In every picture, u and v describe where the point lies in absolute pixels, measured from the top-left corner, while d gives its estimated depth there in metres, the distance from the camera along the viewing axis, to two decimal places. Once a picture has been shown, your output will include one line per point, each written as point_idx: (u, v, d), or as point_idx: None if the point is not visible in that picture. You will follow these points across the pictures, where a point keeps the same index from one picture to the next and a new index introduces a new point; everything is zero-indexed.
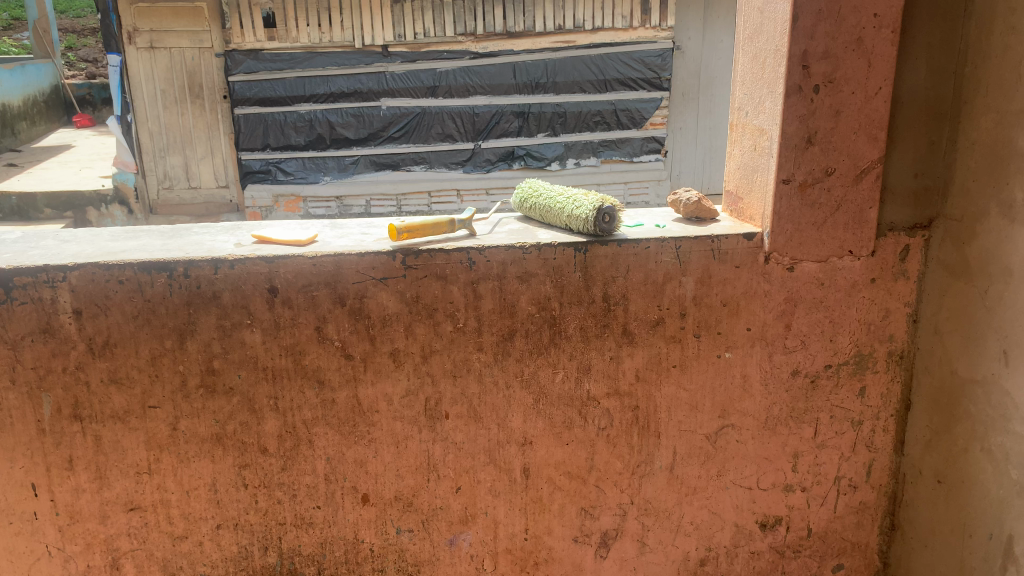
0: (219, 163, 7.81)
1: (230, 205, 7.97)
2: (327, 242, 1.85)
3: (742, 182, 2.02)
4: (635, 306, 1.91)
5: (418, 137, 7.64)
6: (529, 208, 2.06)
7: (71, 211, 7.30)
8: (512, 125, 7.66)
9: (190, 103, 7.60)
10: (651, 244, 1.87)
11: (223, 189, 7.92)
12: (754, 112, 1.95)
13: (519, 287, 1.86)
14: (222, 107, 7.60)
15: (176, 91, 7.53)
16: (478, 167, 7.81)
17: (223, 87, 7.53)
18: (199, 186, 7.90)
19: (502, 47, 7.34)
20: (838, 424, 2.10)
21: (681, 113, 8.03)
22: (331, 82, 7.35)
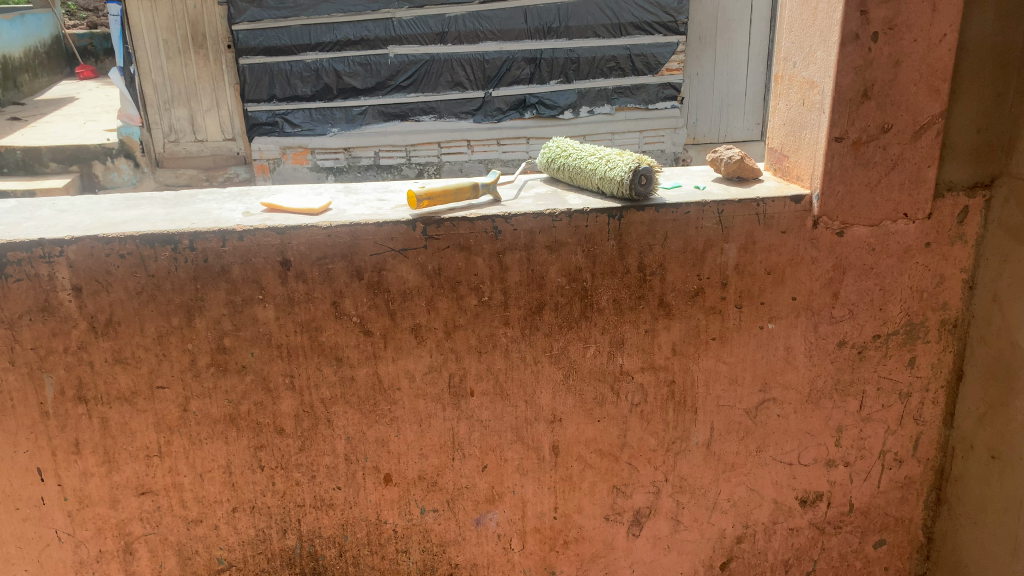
0: (224, 115, 7.66)
1: (236, 157, 7.82)
2: (342, 211, 1.72)
3: (787, 139, 1.87)
4: (673, 276, 1.79)
5: (427, 86, 7.39)
6: (555, 168, 1.92)
7: (77, 165, 7.21)
8: (524, 71, 7.40)
9: (193, 53, 7.41)
10: (691, 209, 1.75)
11: (229, 141, 7.78)
12: (802, 63, 1.78)
13: (548, 257, 1.74)
14: (227, 57, 7.42)
15: (178, 41, 7.34)
16: (489, 117, 7.60)
17: (227, 36, 7.33)
18: (204, 138, 7.76)
19: None
20: (885, 397, 1.98)
21: (698, 58, 7.82)
22: (337, 31, 7.08)
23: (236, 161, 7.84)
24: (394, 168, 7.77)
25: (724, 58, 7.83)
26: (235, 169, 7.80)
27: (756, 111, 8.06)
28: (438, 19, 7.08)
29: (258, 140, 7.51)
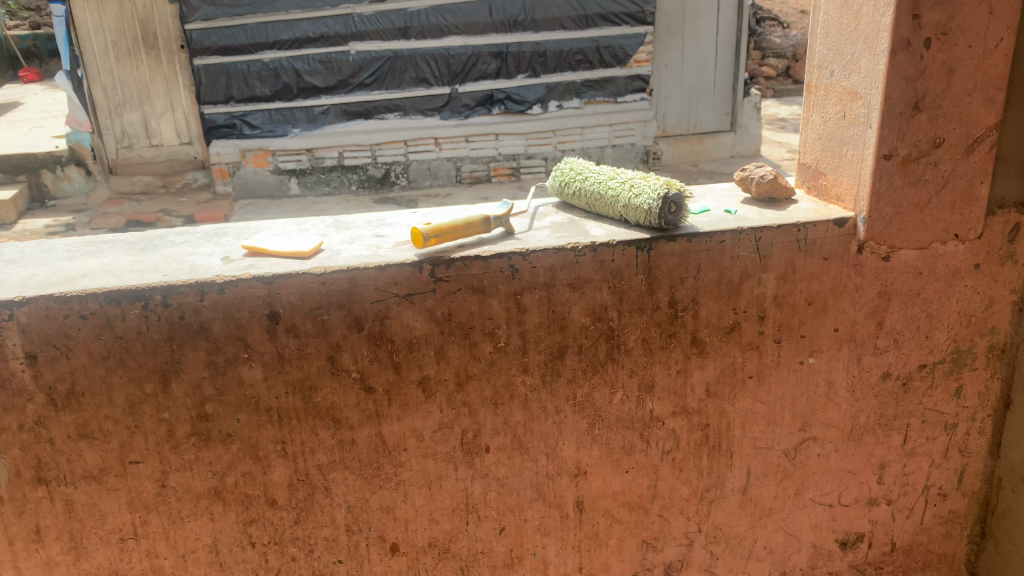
0: (179, 117, 7.12)
1: (194, 161, 7.28)
2: (336, 252, 1.51)
3: (824, 155, 1.70)
4: (707, 311, 1.62)
5: (391, 83, 6.69)
6: (570, 193, 1.73)
7: (25, 175, 6.90)
8: (491, 66, 6.71)
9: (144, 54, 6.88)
10: (727, 236, 1.57)
11: (186, 145, 7.25)
12: (842, 71, 1.61)
13: (570, 296, 1.55)
14: (180, 58, 6.89)
15: (127, 42, 6.83)
16: (456, 113, 6.88)
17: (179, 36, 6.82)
18: (159, 142, 7.23)
19: None
20: (930, 429, 1.83)
21: (666, 49, 7.08)
22: (296, 28, 6.42)
23: (194, 165, 7.30)
24: (358, 170, 7.00)
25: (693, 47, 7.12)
26: (192, 173, 7.27)
27: (726, 100, 7.37)
28: (400, 13, 6.40)
29: (215, 143, 6.80)
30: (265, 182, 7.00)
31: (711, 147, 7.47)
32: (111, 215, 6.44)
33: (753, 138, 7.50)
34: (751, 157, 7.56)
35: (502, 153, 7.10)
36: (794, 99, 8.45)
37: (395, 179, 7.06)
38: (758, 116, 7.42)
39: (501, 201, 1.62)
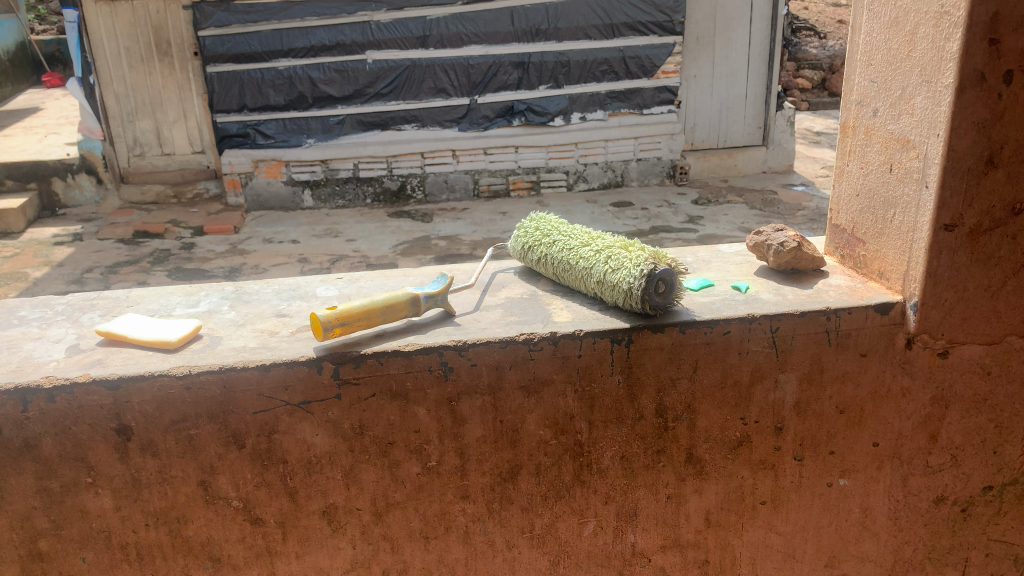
0: (196, 124, 4.89)
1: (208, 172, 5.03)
2: (217, 343, 1.16)
3: (864, 217, 1.31)
4: (707, 420, 1.24)
5: (408, 93, 4.75)
6: (533, 259, 1.34)
7: (35, 182, 4.83)
8: (510, 77, 4.78)
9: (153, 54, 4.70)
10: (733, 326, 1.20)
11: (200, 152, 4.99)
12: (890, 112, 1.23)
13: (523, 403, 1.18)
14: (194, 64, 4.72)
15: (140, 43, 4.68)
16: (476, 123, 4.89)
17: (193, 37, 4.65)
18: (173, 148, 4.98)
19: None
20: (997, 566, 1.41)
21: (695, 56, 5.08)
22: (311, 35, 4.54)
23: (208, 174, 5.01)
24: (374, 183, 4.96)
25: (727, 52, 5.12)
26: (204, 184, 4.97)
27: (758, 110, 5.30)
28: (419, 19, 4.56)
29: (226, 152, 4.77)
30: (279, 195, 4.95)
31: (744, 167, 5.38)
32: (117, 225, 4.52)
33: (786, 154, 5.40)
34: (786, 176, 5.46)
35: (523, 165, 5.05)
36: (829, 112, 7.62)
37: (412, 195, 5.01)
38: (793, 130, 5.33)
39: (438, 275, 1.24)
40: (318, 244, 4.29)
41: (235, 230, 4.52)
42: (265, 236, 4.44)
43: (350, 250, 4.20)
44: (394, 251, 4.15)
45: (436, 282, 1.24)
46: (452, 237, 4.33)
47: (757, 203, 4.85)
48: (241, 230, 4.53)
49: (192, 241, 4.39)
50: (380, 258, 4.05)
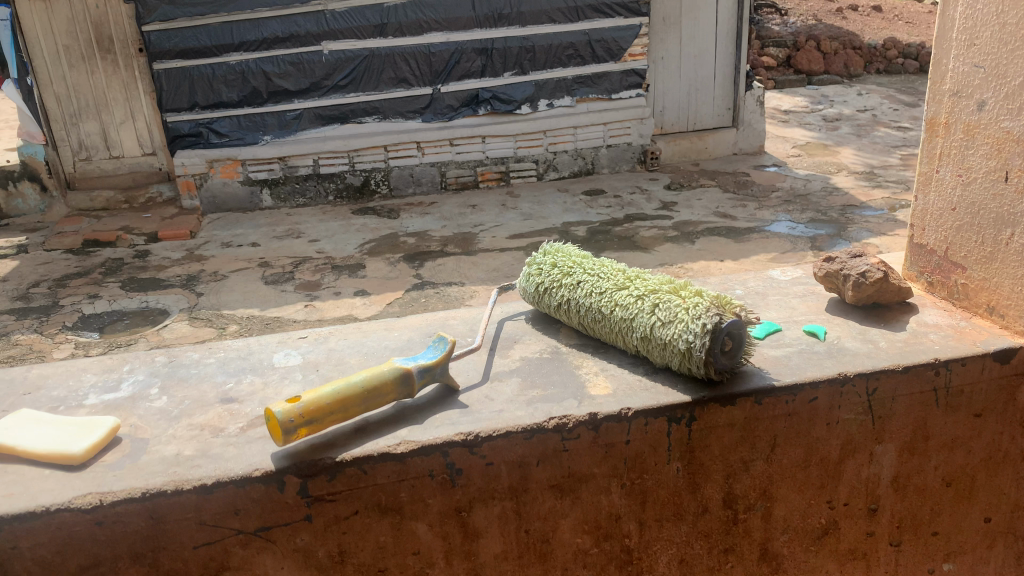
0: (147, 123, 3.56)
1: (161, 174, 3.68)
2: (140, 454, 0.85)
3: (968, 239, 1.04)
4: (785, 508, 0.98)
5: (369, 85, 3.47)
6: (555, 307, 1.05)
7: None
8: (474, 65, 3.53)
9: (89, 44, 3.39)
10: (820, 390, 0.92)
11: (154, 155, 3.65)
12: (1010, 108, 0.95)
13: (555, 505, 0.90)
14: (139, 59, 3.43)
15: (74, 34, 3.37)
16: (441, 116, 3.59)
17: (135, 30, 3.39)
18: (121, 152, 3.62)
19: None
20: None
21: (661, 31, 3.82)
22: (263, 26, 3.30)
23: (165, 182, 3.68)
24: (337, 180, 3.61)
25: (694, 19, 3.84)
26: (158, 188, 3.64)
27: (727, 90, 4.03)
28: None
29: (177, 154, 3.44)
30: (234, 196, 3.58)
31: (715, 151, 4.09)
32: (64, 235, 3.28)
33: (756, 134, 4.11)
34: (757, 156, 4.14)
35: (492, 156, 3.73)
36: (798, 91, 5.72)
37: (376, 191, 3.67)
38: (761, 111, 4.06)
39: (438, 338, 0.94)
40: (278, 247, 3.16)
41: (193, 236, 3.29)
42: (223, 240, 3.24)
43: (313, 251, 3.10)
44: (361, 251, 3.09)
45: (434, 350, 0.94)
46: (422, 234, 3.23)
47: (729, 187, 3.69)
48: (200, 235, 3.30)
49: (143, 250, 3.18)
50: (347, 259, 2.99)
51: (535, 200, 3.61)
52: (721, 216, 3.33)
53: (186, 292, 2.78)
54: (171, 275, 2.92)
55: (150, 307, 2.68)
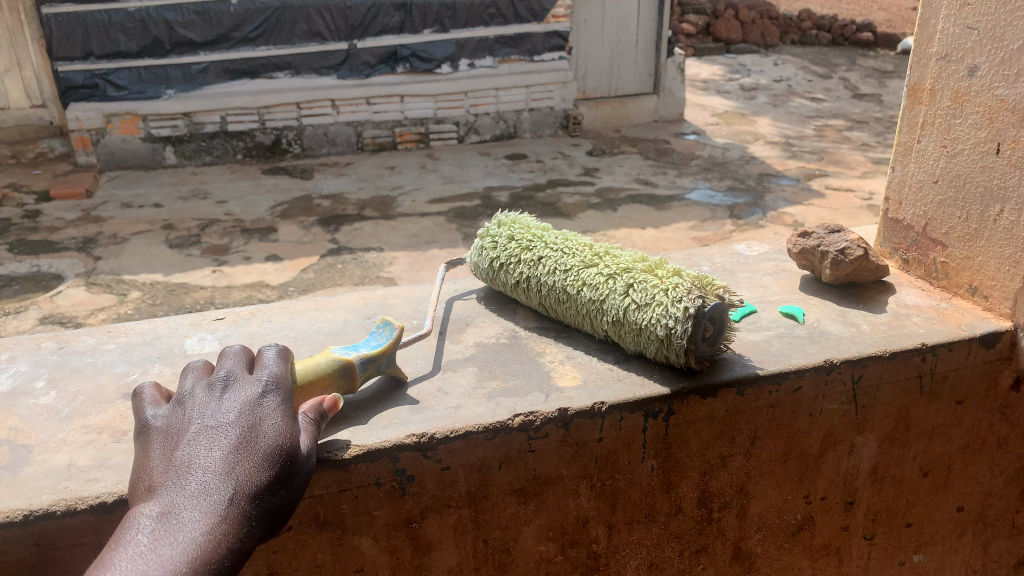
0: (36, 74, 3.24)
1: (52, 128, 3.38)
2: (19, 466, 0.70)
3: (949, 216, 0.98)
4: (762, 504, 0.91)
5: (280, 38, 3.23)
6: (514, 288, 0.94)
7: None
8: (392, 20, 3.33)
9: None
10: (806, 379, 0.84)
11: (45, 107, 3.35)
12: (1008, 77, 0.88)
13: (518, 510, 0.80)
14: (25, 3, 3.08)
15: None
16: (357, 73, 3.38)
17: None
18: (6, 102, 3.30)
19: None
20: None
21: None
22: None
23: (57, 137, 3.38)
24: (246, 138, 3.36)
25: None
26: (48, 143, 3.33)
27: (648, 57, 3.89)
28: None
29: (70, 106, 3.14)
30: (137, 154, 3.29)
31: (636, 117, 3.97)
32: None
33: (677, 101, 4.00)
34: (676, 123, 4.04)
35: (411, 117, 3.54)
36: (716, 58, 5.70)
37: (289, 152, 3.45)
38: (683, 78, 3.94)
39: (383, 326, 0.81)
40: (183, 208, 2.92)
41: (89, 195, 3.01)
42: (122, 201, 2.98)
43: (220, 214, 2.88)
44: (273, 213, 2.89)
45: (378, 337, 0.81)
46: (337, 196, 3.05)
47: (650, 153, 3.62)
48: (97, 195, 3.02)
49: (32, 211, 2.88)
50: (257, 222, 2.79)
51: (456, 163, 3.46)
52: (642, 183, 3.26)
53: (82, 255, 2.53)
54: (61, 238, 2.66)
55: (41, 273, 2.43)
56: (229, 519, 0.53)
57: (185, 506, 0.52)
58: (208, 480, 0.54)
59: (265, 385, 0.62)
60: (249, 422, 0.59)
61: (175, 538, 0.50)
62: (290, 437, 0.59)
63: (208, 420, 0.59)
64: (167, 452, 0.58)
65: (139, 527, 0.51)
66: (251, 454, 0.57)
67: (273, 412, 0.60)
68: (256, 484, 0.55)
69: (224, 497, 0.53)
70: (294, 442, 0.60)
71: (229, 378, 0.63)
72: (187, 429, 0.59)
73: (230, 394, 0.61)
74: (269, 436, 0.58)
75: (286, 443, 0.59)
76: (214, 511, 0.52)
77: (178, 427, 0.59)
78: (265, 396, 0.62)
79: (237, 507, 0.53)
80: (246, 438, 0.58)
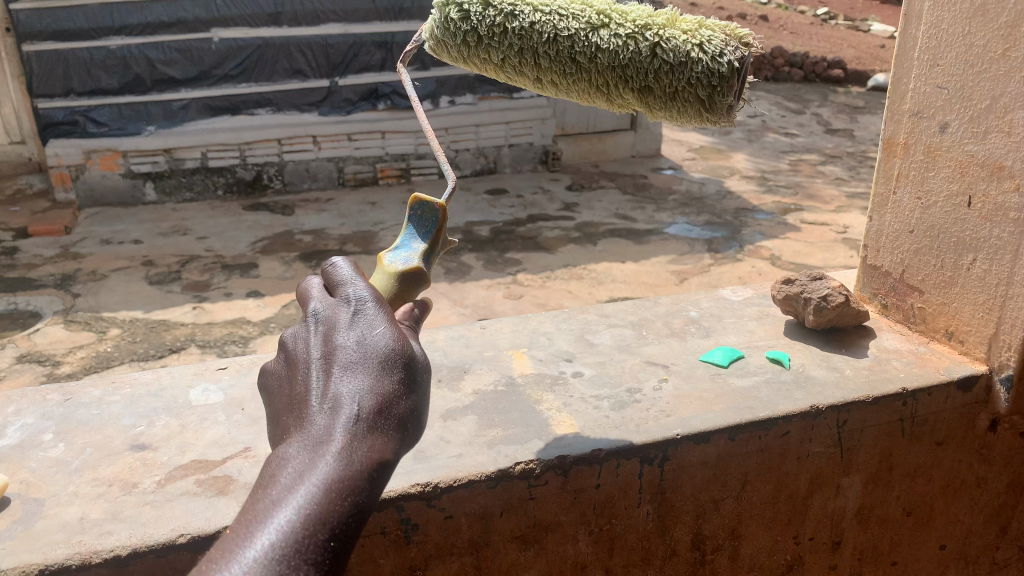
0: (16, 112, 3.32)
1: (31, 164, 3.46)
2: (33, 519, 0.71)
3: (924, 264, 1.03)
4: (752, 545, 0.93)
5: (261, 75, 3.27)
6: (484, 60, 0.71)
7: None
8: (373, 58, 3.37)
9: None
10: (794, 424, 0.88)
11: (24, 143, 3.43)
12: (977, 134, 0.93)
13: (519, 556, 0.82)
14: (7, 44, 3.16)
15: None
16: (338, 110, 3.41)
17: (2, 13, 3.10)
18: None
19: None
20: None
21: None
22: (146, 9, 3.05)
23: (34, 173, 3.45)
24: (227, 174, 3.37)
25: None
26: (27, 179, 3.40)
27: None
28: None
29: (50, 142, 3.13)
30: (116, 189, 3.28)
31: (614, 152, 4.03)
32: None
33: (654, 137, 4.08)
34: (654, 158, 4.11)
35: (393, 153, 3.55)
36: None
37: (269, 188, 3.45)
38: (659, 114, 4.04)
39: (423, 205, 0.68)
40: (163, 245, 2.93)
41: (68, 231, 3.01)
42: (101, 237, 2.98)
43: (201, 250, 2.89)
44: (253, 249, 2.90)
45: (422, 223, 0.68)
46: (319, 232, 3.07)
47: (629, 188, 3.68)
48: (75, 231, 3.02)
49: (9, 247, 2.87)
50: (239, 258, 2.81)
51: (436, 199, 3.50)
52: (622, 217, 3.32)
53: (61, 292, 2.53)
54: (39, 276, 2.66)
55: (19, 310, 2.43)
56: (361, 459, 0.48)
57: (313, 458, 0.48)
58: (330, 416, 0.50)
59: (355, 302, 0.54)
60: (353, 351, 0.52)
61: (310, 498, 0.46)
62: (405, 346, 0.53)
63: (313, 357, 0.53)
64: (289, 387, 0.53)
65: (273, 481, 0.47)
66: (365, 380, 0.51)
67: (372, 323, 0.53)
68: (380, 410, 0.50)
69: (347, 433, 0.49)
70: (410, 350, 0.53)
71: (322, 307, 0.55)
72: (299, 363, 0.53)
73: (327, 323, 0.54)
74: (378, 358, 0.52)
75: (395, 359, 0.52)
76: (340, 450, 0.48)
77: (292, 373, 0.54)
78: (361, 313, 0.54)
79: (362, 442, 0.49)
80: (355, 369, 0.52)
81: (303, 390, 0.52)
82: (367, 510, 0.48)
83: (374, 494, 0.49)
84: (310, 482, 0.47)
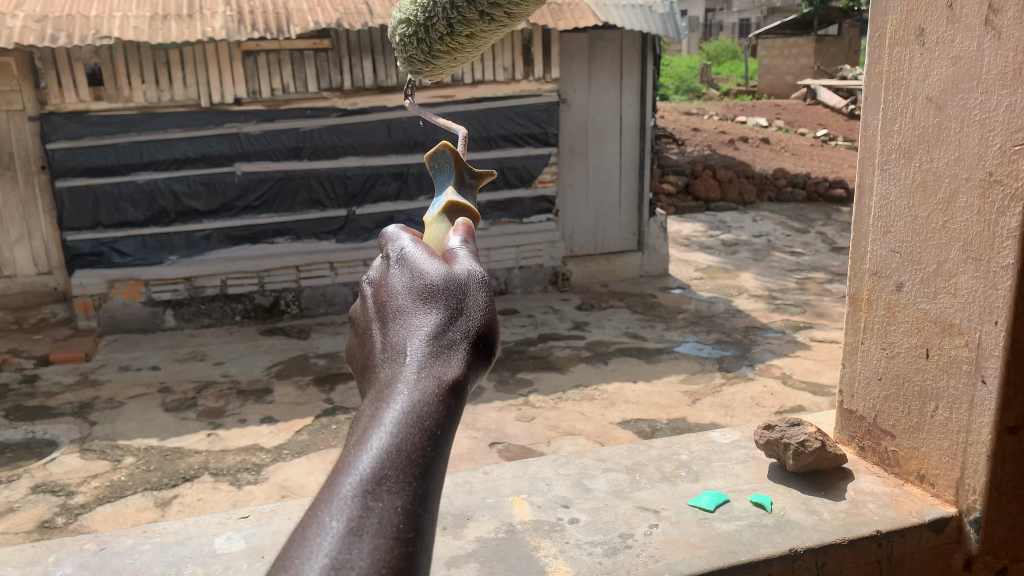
0: (47, 243, 3.34)
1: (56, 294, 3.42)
2: None
3: (894, 409, 1.11)
4: None
5: (282, 206, 3.45)
6: None
7: None
8: (390, 187, 3.54)
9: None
10: (775, 568, 0.94)
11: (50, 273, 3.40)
12: (927, 293, 1.04)
13: None
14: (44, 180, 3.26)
15: None
16: (355, 237, 3.56)
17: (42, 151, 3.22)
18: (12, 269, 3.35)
19: (363, 77, 3.38)
20: None
21: (571, 165, 3.95)
22: (174, 146, 3.26)
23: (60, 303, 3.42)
24: (245, 301, 3.48)
25: (600, 154, 3.99)
26: (52, 308, 3.39)
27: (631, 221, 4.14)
28: (294, 131, 3.35)
29: (75, 272, 3.29)
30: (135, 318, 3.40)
31: (622, 271, 4.14)
32: None
33: (661, 257, 4.19)
34: (662, 277, 4.21)
35: None
36: (698, 216, 6.01)
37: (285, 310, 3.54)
38: (665, 236, 4.17)
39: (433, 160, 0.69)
40: (179, 371, 3.03)
41: (88, 359, 3.11)
42: (120, 364, 3.09)
43: (217, 375, 2.99)
44: (269, 374, 3.00)
45: (443, 172, 0.69)
46: (333, 356, 3.17)
47: (638, 308, 3.78)
48: (95, 358, 3.13)
49: (30, 376, 2.98)
50: (254, 384, 2.90)
51: None
52: (632, 337, 3.41)
53: (78, 421, 2.62)
54: (58, 404, 2.75)
55: (36, 438, 2.51)
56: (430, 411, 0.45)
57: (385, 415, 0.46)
58: (393, 366, 0.48)
59: (397, 254, 0.51)
60: (405, 304, 0.49)
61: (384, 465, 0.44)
62: (449, 268, 0.49)
63: (373, 319, 0.50)
64: (357, 342, 0.52)
65: (350, 443, 0.46)
66: (420, 330, 0.48)
67: (418, 269, 0.49)
68: (438, 338, 0.48)
69: (409, 375, 0.47)
70: (456, 270, 0.50)
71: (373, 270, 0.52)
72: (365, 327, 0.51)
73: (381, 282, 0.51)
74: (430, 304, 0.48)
75: (447, 301, 0.48)
76: (405, 395, 0.46)
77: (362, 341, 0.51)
78: (405, 265, 0.50)
79: (428, 374, 0.47)
80: (410, 322, 0.48)
81: (369, 342, 0.50)
82: (449, 436, 0.45)
83: (453, 420, 0.46)
84: (379, 433, 0.45)
